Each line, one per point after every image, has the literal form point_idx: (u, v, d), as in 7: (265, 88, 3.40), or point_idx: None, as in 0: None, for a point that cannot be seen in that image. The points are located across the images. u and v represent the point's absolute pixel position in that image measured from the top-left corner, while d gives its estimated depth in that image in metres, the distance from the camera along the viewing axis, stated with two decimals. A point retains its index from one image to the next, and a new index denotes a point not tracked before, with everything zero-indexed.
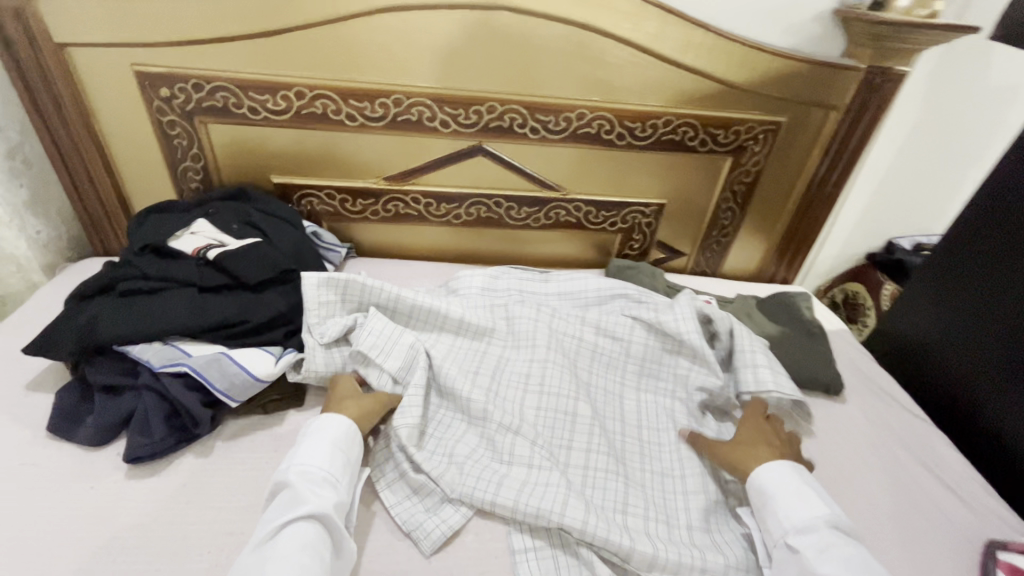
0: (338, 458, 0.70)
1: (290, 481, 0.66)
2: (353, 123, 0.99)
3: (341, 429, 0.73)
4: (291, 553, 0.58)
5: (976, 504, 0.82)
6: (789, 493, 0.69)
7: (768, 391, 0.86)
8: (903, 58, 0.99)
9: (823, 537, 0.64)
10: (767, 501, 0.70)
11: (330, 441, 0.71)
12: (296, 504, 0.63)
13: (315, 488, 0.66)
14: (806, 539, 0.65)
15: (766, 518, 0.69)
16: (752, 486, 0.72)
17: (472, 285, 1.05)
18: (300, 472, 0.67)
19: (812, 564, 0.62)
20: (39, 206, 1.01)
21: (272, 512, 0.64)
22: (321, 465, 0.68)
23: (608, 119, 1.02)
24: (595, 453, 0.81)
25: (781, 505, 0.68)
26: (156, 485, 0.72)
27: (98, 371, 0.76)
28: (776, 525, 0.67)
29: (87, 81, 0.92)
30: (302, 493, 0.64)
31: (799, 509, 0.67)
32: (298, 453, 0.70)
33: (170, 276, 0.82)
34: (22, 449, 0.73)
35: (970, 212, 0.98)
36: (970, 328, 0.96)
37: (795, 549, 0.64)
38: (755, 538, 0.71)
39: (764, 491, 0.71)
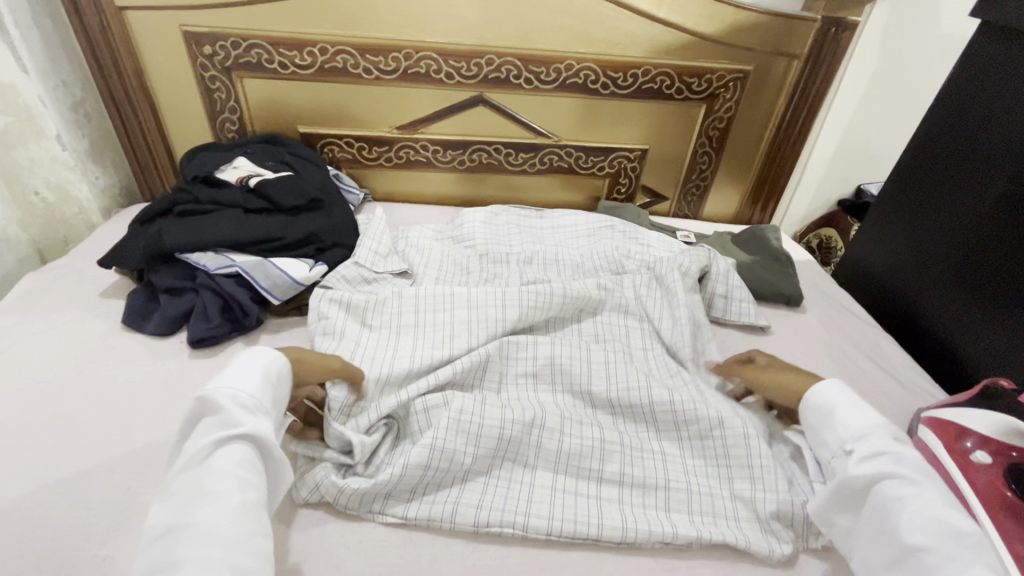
0: (266, 385, 0.67)
1: (219, 403, 0.62)
2: (370, 76, 1.13)
3: (270, 358, 0.70)
4: (228, 470, 0.57)
5: (911, 387, 0.94)
6: (848, 406, 0.71)
7: (728, 315, 1.05)
8: (855, 9, 1.11)
9: (876, 442, 0.66)
10: (827, 417, 0.72)
11: (256, 366, 0.68)
12: (230, 427, 0.61)
13: (248, 412, 0.63)
14: (862, 445, 0.67)
15: (821, 436, 0.72)
16: (809, 404, 0.75)
17: (475, 220, 1.19)
18: (230, 394, 0.63)
19: (854, 469, 0.65)
20: (96, 155, 1.16)
21: (199, 434, 0.61)
22: (250, 390, 0.65)
23: (593, 70, 1.16)
24: (618, 380, 0.85)
25: (839, 418, 0.71)
26: (213, 364, 0.86)
27: (163, 275, 0.91)
28: (833, 436, 0.70)
29: (142, 41, 1.07)
30: (239, 416, 0.62)
31: (855, 422, 0.69)
32: (222, 376, 0.66)
33: (218, 200, 0.97)
34: (103, 339, 0.88)
35: (913, 144, 1.11)
36: (925, 248, 1.07)
37: (849, 454, 0.67)
38: (807, 455, 0.76)
39: (822, 406, 0.73)
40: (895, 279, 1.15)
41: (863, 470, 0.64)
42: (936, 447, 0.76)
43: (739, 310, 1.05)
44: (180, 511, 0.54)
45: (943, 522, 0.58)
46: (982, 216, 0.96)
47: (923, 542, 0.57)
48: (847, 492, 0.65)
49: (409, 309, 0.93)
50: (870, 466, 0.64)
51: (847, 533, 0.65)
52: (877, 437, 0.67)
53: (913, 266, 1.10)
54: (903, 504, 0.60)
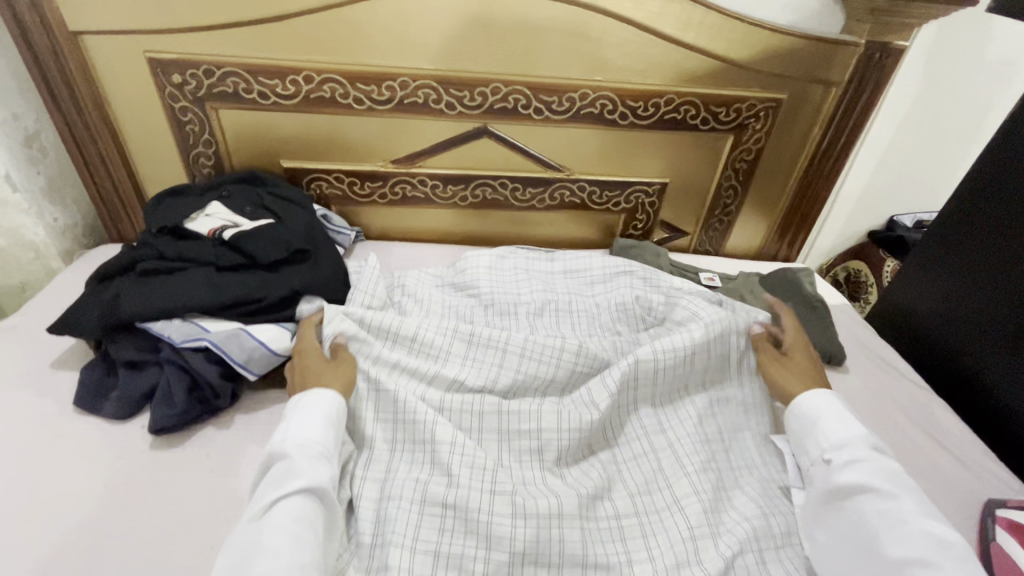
0: (332, 433, 0.69)
1: (285, 452, 0.65)
2: (361, 106, 1.01)
3: (334, 400, 0.72)
4: (285, 525, 0.58)
5: (973, 466, 0.84)
6: (831, 415, 0.75)
7: None
8: (903, 34, 1.00)
9: (856, 453, 0.70)
10: (810, 426, 0.76)
11: (322, 412, 0.70)
12: (290, 478, 0.63)
13: (312, 462, 0.65)
14: (841, 454, 0.71)
15: (802, 444, 0.76)
16: (795, 412, 0.78)
17: (479, 264, 1.07)
18: (295, 441, 0.66)
19: (836, 477, 0.69)
20: (55, 194, 1.04)
21: (265, 483, 0.63)
22: (317, 439, 0.68)
23: (611, 99, 1.04)
24: (634, 481, 0.77)
25: (820, 428, 0.74)
26: (179, 454, 0.75)
27: (122, 347, 0.79)
28: (815, 445, 0.74)
29: (102, 69, 0.95)
30: (302, 465, 0.64)
31: (834, 431, 0.73)
32: (290, 420, 0.69)
33: (187, 256, 0.85)
34: (50, 423, 0.76)
35: (965, 185, 1.00)
36: (981, 302, 0.97)
37: (829, 463, 0.71)
38: (788, 459, 0.78)
39: (807, 416, 0.77)
40: (941, 331, 1.04)
41: (846, 478, 0.68)
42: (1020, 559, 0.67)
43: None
44: (247, 554, 0.57)
45: (927, 531, 0.62)
46: None
47: (911, 554, 0.60)
48: (828, 498, 0.69)
49: (406, 377, 0.82)
50: (851, 473, 0.68)
51: (823, 544, 0.68)
52: (856, 448, 0.71)
53: (965, 319, 0.99)
54: (883, 516, 0.64)
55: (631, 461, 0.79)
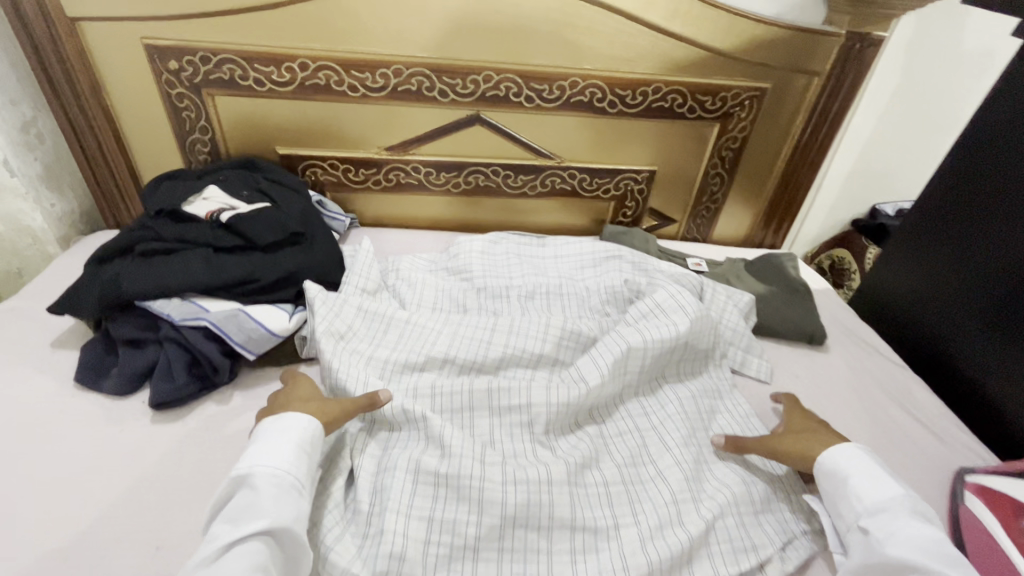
0: (302, 462, 0.64)
1: (251, 483, 0.60)
2: (356, 93, 1.03)
3: (308, 428, 0.67)
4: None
5: (946, 438, 0.87)
6: (863, 474, 0.68)
7: (745, 369, 0.96)
8: (881, 24, 1.03)
9: (895, 521, 0.63)
10: (841, 484, 0.69)
11: (295, 440, 0.65)
12: (252, 516, 0.57)
13: (277, 495, 0.59)
14: (878, 521, 0.64)
15: (837, 505, 0.69)
16: (823, 469, 0.71)
17: (472, 249, 1.10)
18: (264, 471, 0.61)
19: (875, 550, 0.61)
20: (52, 180, 1.05)
21: (225, 520, 0.57)
22: (287, 468, 0.62)
23: (600, 87, 1.06)
24: (620, 454, 0.79)
25: (854, 488, 0.68)
26: (180, 428, 0.77)
27: (122, 326, 0.81)
28: (850, 508, 0.67)
29: (99, 56, 0.96)
30: (266, 502, 0.58)
31: (873, 493, 0.66)
32: (260, 448, 0.63)
33: (185, 237, 0.86)
34: (51, 400, 0.78)
35: (942, 171, 1.03)
36: (954, 283, 1.00)
37: (867, 531, 0.64)
38: (826, 524, 0.70)
39: (837, 473, 0.70)
40: (919, 312, 1.08)
41: (887, 551, 0.60)
42: (988, 521, 0.70)
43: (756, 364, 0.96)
44: None
45: None
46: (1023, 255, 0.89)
47: None
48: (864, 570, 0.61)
49: (399, 354, 0.85)
50: (894, 544, 0.60)
51: None
52: (897, 512, 0.64)
53: (938, 300, 1.04)
54: None
55: (611, 434, 0.82)
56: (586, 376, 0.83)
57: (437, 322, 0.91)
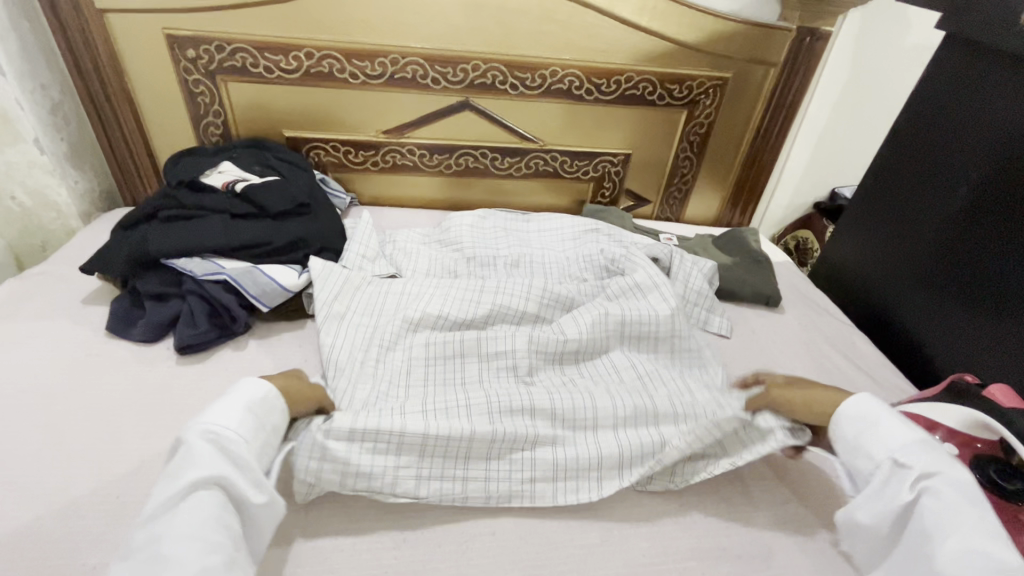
0: (246, 420, 0.65)
1: (186, 440, 0.61)
2: (356, 80, 1.13)
3: (257, 391, 0.68)
4: (191, 527, 0.53)
5: (881, 382, 0.99)
6: (889, 423, 0.70)
7: (708, 327, 1.07)
8: (828, 20, 1.15)
9: (924, 460, 0.64)
10: (868, 430, 0.71)
11: (238, 401, 0.66)
12: (186, 468, 0.58)
13: (218, 451, 0.60)
14: (910, 459, 0.65)
15: (860, 448, 0.71)
16: (847, 414, 0.74)
17: (463, 223, 1.20)
18: (200, 429, 0.61)
19: (902, 491, 0.63)
20: (76, 158, 1.14)
21: (166, 476, 0.58)
22: (227, 425, 0.63)
23: (578, 76, 1.18)
24: (594, 386, 0.90)
25: (885, 431, 0.69)
26: (201, 370, 0.86)
27: (148, 281, 0.91)
28: (880, 447, 0.69)
29: (123, 44, 1.06)
30: (198, 455, 0.59)
31: (894, 438, 0.68)
32: (206, 412, 0.65)
33: (204, 205, 0.96)
34: (86, 346, 0.87)
35: (883, 151, 1.15)
36: (895, 250, 1.12)
37: (897, 470, 0.66)
38: (841, 469, 0.75)
39: (867, 419, 0.72)
40: (869, 280, 1.19)
41: (912, 492, 0.63)
42: None
43: (717, 322, 1.07)
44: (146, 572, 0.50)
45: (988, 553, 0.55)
46: (951, 222, 1.00)
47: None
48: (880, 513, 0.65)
49: (397, 315, 0.94)
50: (915, 490, 0.63)
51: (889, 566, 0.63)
52: (916, 457, 0.65)
53: (883, 266, 1.15)
54: (943, 526, 0.59)
55: (591, 375, 0.90)
56: (568, 329, 0.93)
57: (430, 286, 1.01)
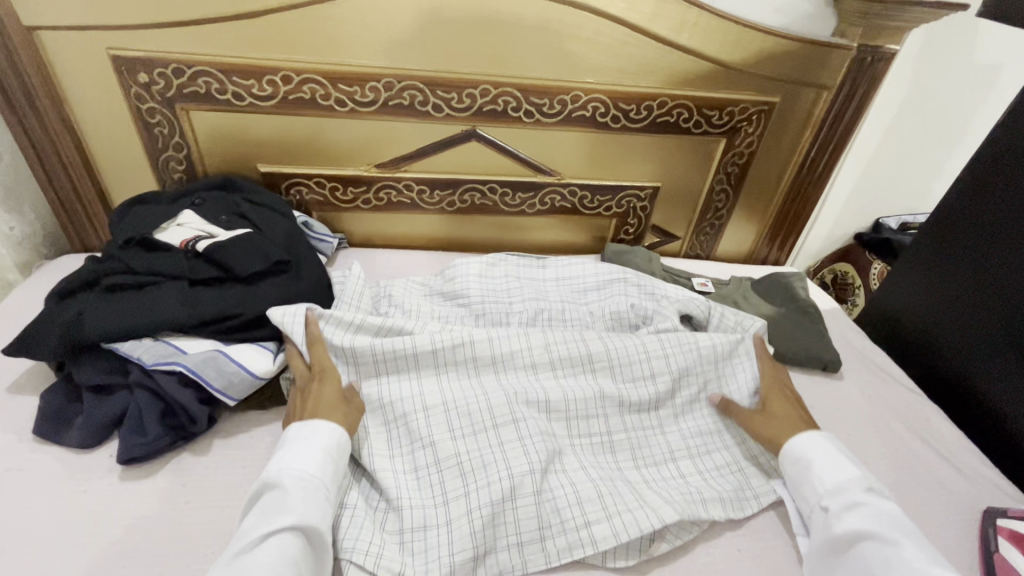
0: (328, 466, 0.65)
1: (277, 486, 0.62)
2: (343, 108, 0.96)
3: (332, 436, 0.68)
4: (270, 569, 0.54)
5: (968, 473, 0.84)
6: (825, 459, 0.73)
7: None
8: (894, 38, 0.99)
9: (853, 498, 0.68)
10: (805, 470, 0.73)
11: (320, 447, 0.66)
12: (279, 511, 0.59)
13: (305, 495, 0.61)
14: (837, 499, 0.69)
15: (800, 489, 0.73)
16: (788, 455, 0.75)
17: (469, 272, 1.03)
18: (287, 475, 0.62)
19: (835, 525, 0.66)
20: (10, 202, 0.96)
21: (254, 516, 0.60)
22: (310, 470, 0.64)
23: (603, 101, 1.01)
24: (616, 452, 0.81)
25: (816, 471, 0.72)
26: (153, 484, 0.69)
27: (86, 371, 0.73)
28: (811, 490, 0.71)
29: (61, 68, 0.88)
30: (287, 505, 0.60)
31: (833, 475, 0.71)
32: (286, 454, 0.65)
33: (157, 270, 0.79)
34: (6, 456, 0.70)
35: (952, 190, 1.01)
36: (971, 305, 0.97)
37: (826, 509, 0.68)
38: (791, 508, 0.75)
39: (800, 458, 0.74)
40: (936, 334, 1.04)
41: (843, 526, 0.66)
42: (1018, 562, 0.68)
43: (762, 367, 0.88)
44: None
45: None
46: None
47: None
48: (829, 547, 0.66)
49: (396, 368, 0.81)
50: (853, 521, 0.66)
51: None
52: (855, 491, 0.68)
53: (954, 320, 1.00)
54: (888, 564, 0.61)
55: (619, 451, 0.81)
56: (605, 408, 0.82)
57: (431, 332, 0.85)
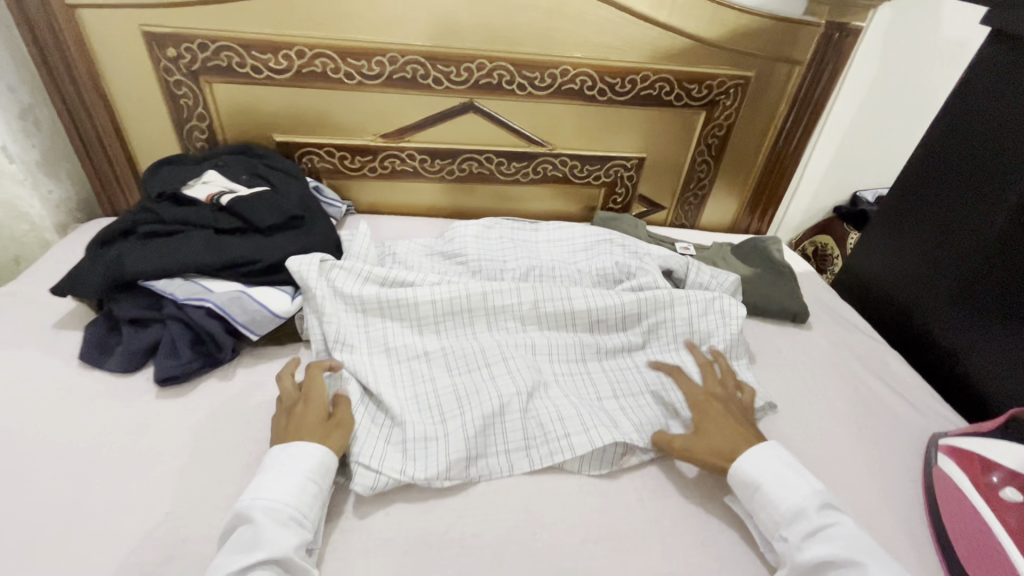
0: (306, 490, 0.63)
1: (251, 518, 0.59)
2: (352, 81, 1.05)
3: (315, 458, 0.66)
4: None
5: (922, 408, 0.92)
6: (775, 482, 0.67)
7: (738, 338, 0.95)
8: (858, 15, 1.08)
9: (811, 525, 0.62)
10: (755, 495, 0.67)
11: (301, 472, 0.64)
12: (252, 547, 0.57)
13: (279, 527, 0.59)
14: (796, 526, 0.63)
15: (757, 514, 0.67)
16: (736, 478, 0.69)
17: (466, 234, 1.12)
18: (261, 504, 0.60)
19: (799, 555, 0.61)
20: (49, 167, 1.05)
21: (227, 553, 0.57)
22: (284, 499, 0.61)
23: (590, 75, 1.10)
24: (598, 384, 0.88)
25: (769, 496, 0.66)
26: (185, 402, 0.79)
27: (125, 305, 0.83)
28: (769, 516, 0.66)
29: (97, 43, 0.97)
30: (266, 537, 0.58)
31: (787, 497, 0.65)
32: (263, 483, 0.63)
33: (187, 220, 0.88)
34: (57, 377, 0.79)
35: (916, 157, 1.08)
36: (930, 262, 1.04)
37: (786, 539, 0.63)
38: (751, 528, 0.69)
39: (749, 482, 0.68)
40: (901, 291, 1.11)
41: (807, 555, 0.61)
42: (958, 476, 0.74)
43: (735, 312, 0.97)
44: None
45: None
46: (994, 234, 0.93)
47: None
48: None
49: (398, 315, 0.89)
50: (818, 548, 0.60)
51: None
52: (809, 511, 0.64)
53: (917, 277, 1.08)
54: None
55: (600, 384, 0.89)
56: (586, 353, 0.92)
57: (429, 283, 0.94)
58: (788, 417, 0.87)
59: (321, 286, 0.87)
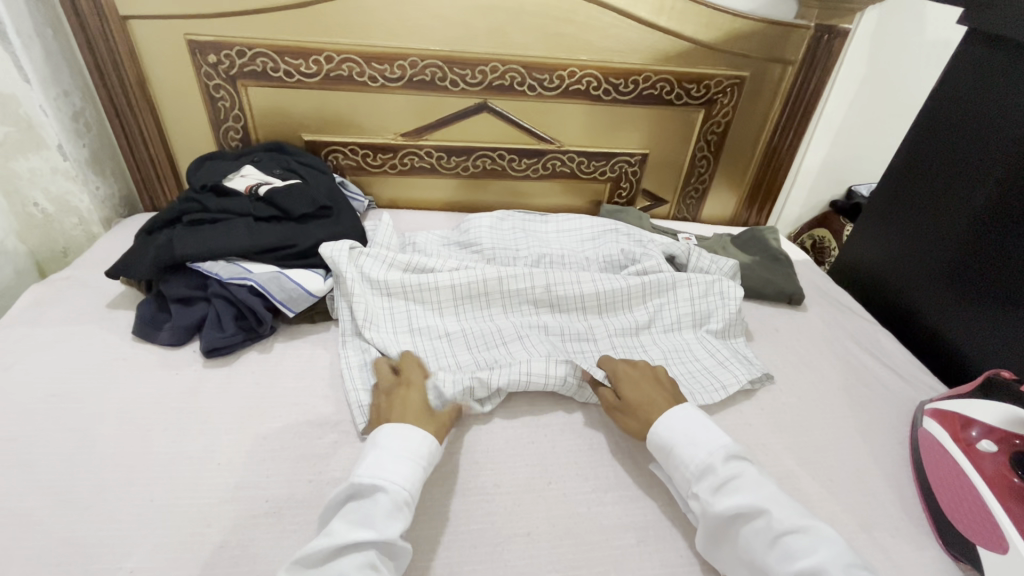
0: (415, 475, 0.65)
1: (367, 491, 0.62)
2: (375, 84, 1.14)
3: (426, 444, 0.68)
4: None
5: (912, 380, 0.98)
6: (684, 441, 0.70)
7: (733, 313, 1.01)
8: (847, 17, 1.15)
9: (717, 475, 0.66)
10: (669, 457, 0.71)
11: (417, 457, 0.66)
12: (365, 522, 0.60)
13: (391, 507, 0.61)
14: (704, 481, 0.67)
15: (673, 476, 0.71)
16: (654, 442, 0.73)
17: (481, 224, 1.19)
18: (372, 480, 0.63)
19: (712, 506, 0.64)
20: (97, 165, 1.14)
21: (342, 520, 0.60)
22: (399, 481, 0.63)
23: (595, 76, 1.18)
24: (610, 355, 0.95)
25: (680, 454, 0.70)
26: (229, 371, 0.87)
27: (175, 285, 0.91)
28: (682, 474, 0.69)
29: (145, 50, 1.07)
30: (381, 514, 0.60)
31: (694, 456, 0.69)
32: (381, 459, 0.65)
33: (229, 209, 0.97)
34: (114, 349, 0.87)
35: (903, 149, 1.15)
36: (921, 249, 1.10)
37: (697, 496, 0.66)
38: (671, 490, 0.72)
39: (662, 446, 0.72)
40: (892, 278, 1.18)
41: (721, 504, 0.64)
42: (941, 435, 0.80)
43: (734, 293, 1.03)
44: None
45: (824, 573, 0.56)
46: (974, 219, 0.99)
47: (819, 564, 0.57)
48: (712, 531, 0.64)
49: (418, 297, 0.97)
50: (726, 500, 0.64)
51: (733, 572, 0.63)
52: (716, 465, 0.67)
53: (908, 262, 1.14)
54: (764, 535, 0.61)
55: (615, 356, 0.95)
56: (597, 332, 0.98)
57: (447, 269, 1.01)
58: (783, 387, 0.93)
59: (351, 269, 0.95)
